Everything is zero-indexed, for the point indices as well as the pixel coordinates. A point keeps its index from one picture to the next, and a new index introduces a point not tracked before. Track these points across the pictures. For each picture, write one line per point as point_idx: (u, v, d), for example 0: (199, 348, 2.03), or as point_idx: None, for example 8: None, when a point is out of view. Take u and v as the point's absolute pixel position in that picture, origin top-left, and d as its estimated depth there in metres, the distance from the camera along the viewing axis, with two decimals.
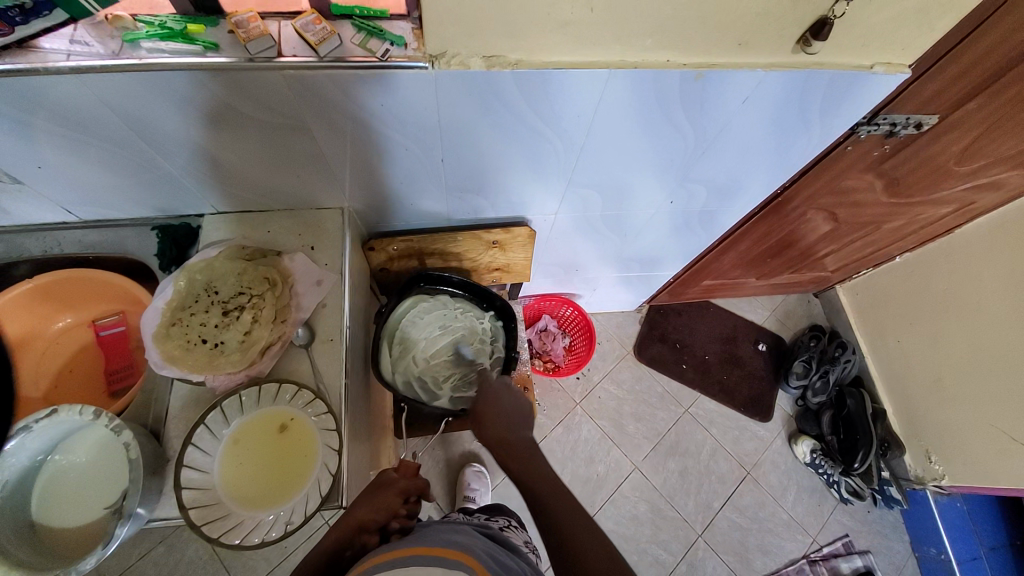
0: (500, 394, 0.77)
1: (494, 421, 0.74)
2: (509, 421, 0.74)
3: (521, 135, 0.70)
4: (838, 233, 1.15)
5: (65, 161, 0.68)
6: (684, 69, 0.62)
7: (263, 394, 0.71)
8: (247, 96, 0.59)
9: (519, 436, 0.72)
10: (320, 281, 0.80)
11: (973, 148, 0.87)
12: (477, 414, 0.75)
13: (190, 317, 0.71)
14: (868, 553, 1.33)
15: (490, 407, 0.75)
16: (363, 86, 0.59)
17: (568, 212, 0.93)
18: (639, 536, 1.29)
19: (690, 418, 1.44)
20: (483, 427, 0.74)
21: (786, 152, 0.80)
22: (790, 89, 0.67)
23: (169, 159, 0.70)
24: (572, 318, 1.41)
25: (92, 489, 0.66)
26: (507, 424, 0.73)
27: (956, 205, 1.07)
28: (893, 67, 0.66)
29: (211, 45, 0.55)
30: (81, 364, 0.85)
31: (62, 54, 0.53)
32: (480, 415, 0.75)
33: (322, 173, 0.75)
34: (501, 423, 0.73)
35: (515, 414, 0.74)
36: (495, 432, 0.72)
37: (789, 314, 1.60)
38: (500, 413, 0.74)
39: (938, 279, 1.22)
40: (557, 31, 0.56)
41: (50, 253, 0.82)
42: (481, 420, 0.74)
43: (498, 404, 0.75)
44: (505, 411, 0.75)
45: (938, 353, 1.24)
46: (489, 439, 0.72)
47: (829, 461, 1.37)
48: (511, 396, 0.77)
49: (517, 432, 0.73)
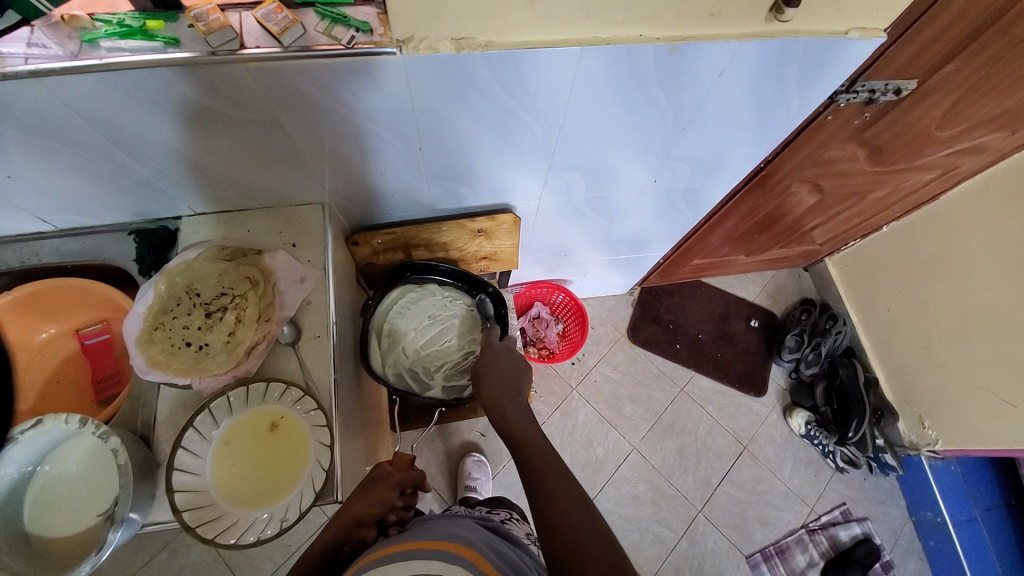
0: (500, 359, 0.81)
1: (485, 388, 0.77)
2: (507, 388, 0.76)
3: (498, 119, 0.69)
4: (824, 205, 1.15)
5: (33, 169, 0.66)
6: (658, 43, 0.61)
7: (251, 394, 0.71)
8: (214, 93, 0.58)
9: (514, 401, 0.74)
10: (304, 277, 0.79)
11: (953, 112, 0.86)
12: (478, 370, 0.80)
13: (173, 320, 0.70)
14: (867, 520, 1.36)
15: (491, 367, 0.80)
16: (333, 76, 0.57)
17: (552, 196, 0.93)
18: (641, 515, 1.30)
19: (686, 397, 1.44)
20: (481, 383, 0.78)
21: (767, 124, 0.79)
22: (766, 59, 0.66)
23: (142, 162, 0.68)
24: (564, 304, 1.41)
25: (81, 500, 0.65)
26: (505, 391, 0.76)
27: (940, 171, 1.07)
28: (869, 32, 0.65)
29: (172, 40, 0.53)
30: (68, 374, 0.85)
31: (19, 58, 0.52)
32: (480, 372, 0.80)
33: (299, 168, 0.74)
34: (501, 388, 0.76)
35: (514, 382, 0.78)
36: (492, 392, 0.76)
37: (779, 289, 1.60)
38: (500, 376, 0.78)
39: (925, 246, 1.22)
40: (525, 9, 0.55)
41: (27, 264, 0.80)
42: (484, 378, 0.78)
43: (497, 366, 0.80)
44: (504, 374, 0.79)
45: (928, 319, 1.25)
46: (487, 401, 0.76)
47: (824, 431, 1.38)
48: (510, 364, 0.81)
49: (514, 397, 0.75)
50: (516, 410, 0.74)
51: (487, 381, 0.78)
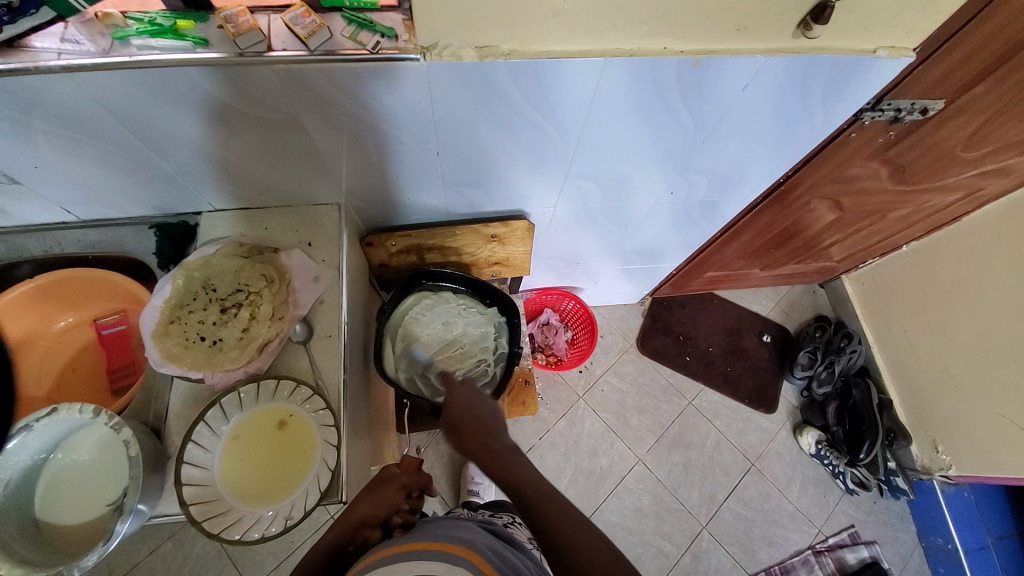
0: (471, 399, 0.75)
1: (468, 424, 0.71)
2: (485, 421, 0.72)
3: (518, 127, 0.69)
4: (844, 222, 1.13)
5: (60, 159, 0.67)
6: (682, 56, 0.60)
7: (262, 390, 0.71)
8: (240, 93, 0.58)
9: (498, 441, 0.69)
10: (318, 277, 0.79)
11: (980, 134, 0.85)
12: (452, 422, 0.72)
13: (189, 315, 0.71)
14: (875, 544, 1.33)
15: (463, 414, 0.73)
16: (356, 79, 0.58)
17: (567, 204, 0.92)
18: (644, 527, 1.29)
19: (694, 410, 1.43)
20: (459, 436, 0.71)
21: (788, 140, 0.79)
22: (792, 75, 0.65)
23: (166, 157, 0.69)
24: (574, 312, 1.41)
25: (94, 488, 0.66)
26: (482, 431, 0.70)
27: (963, 192, 1.05)
28: (897, 50, 0.64)
29: (201, 40, 0.54)
30: (83, 362, 0.86)
31: (53, 53, 0.53)
32: (454, 423, 0.72)
33: (318, 169, 0.75)
34: (477, 429, 0.70)
35: (488, 416, 0.73)
36: (473, 436, 0.69)
37: (794, 305, 1.58)
38: (476, 421, 0.71)
39: (945, 268, 1.20)
40: (550, 19, 0.55)
41: (49, 253, 0.82)
42: (458, 429, 0.72)
43: (471, 412, 0.73)
44: (476, 413, 0.73)
45: (946, 342, 1.22)
46: (468, 449, 0.69)
47: (835, 452, 1.35)
48: (485, 403, 0.75)
49: (495, 438, 0.70)
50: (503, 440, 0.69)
51: (466, 420, 0.72)
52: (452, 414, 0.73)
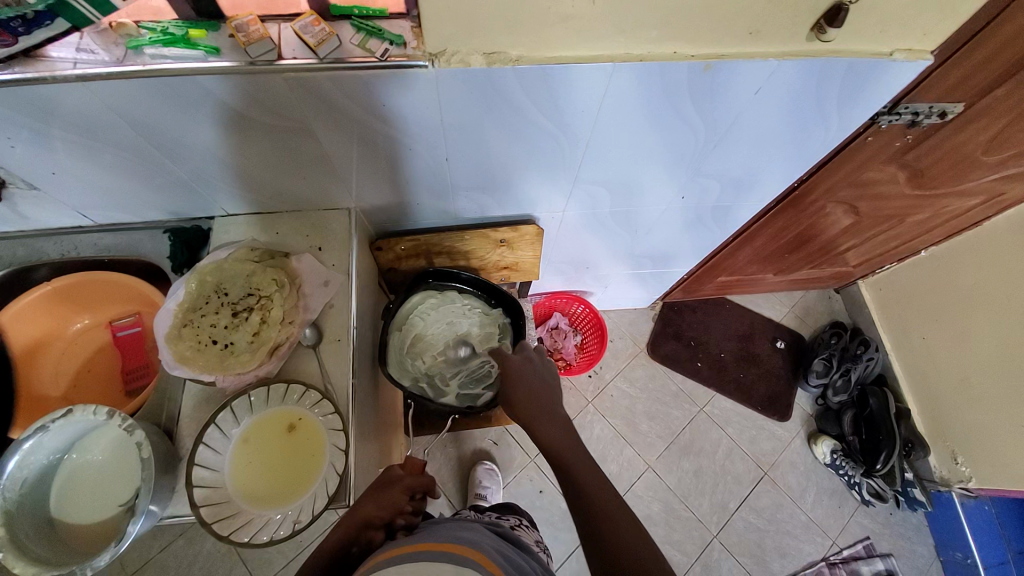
0: (525, 371, 0.77)
1: (524, 400, 0.73)
2: (537, 399, 0.73)
3: (527, 133, 0.69)
4: (860, 226, 1.11)
5: (76, 165, 0.68)
6: (692, 60, 0.60)
7: (271, 394, 0.72)
8: (253, 100, 0.59)
9: (556, 414, 0.71)
10: (327, 281, 0.80)
11: (1003, 137, 0.82)
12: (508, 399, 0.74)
13: (201, 318, 0.72)
14: (891, 557, 1.30)
15: (518, 384, 0.75)
16: (366, 87, 0.58)
17: (576, 209, 0.92)
18: (653, 535, 1.27)
19: (706, 416, 1.41)
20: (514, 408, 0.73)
21: (802, 144, 0.77)
22: (805, 80, 0.64)
23: (180, 164, 0.71)
24: (583, 316, 1.40)
25: (110, 488, 0.68)
26: (535, 404, 0.72)
27: (984, 197, 1.02)
28: (915, 53, 0.63)
29: (212, 49, 0.55)
30: (98, 363, 0.88)
31: (69, 62, 0.54)
32: (512, 398, 0.74)
33: (330, 174, 0.76)
34: (535, 404, 0.72)
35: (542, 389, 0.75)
36: (528, 412, 0.71)
37: (808, 311, 1.56)
38: (530, 391, 0.74)
39: (965, 274, 1.18)
40: (559, 25, 0.54)
41: (67, 256, 0.84)
42: (512, 400, 0.73)
43: (526, 385, 0.75)
44: (532, 386, 0.74)
45: (966, 350, 1.19)
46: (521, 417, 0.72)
47: (851, 462, 1.34)
48: (538, 372, 0.77)
49: (552, 410, 0.72)
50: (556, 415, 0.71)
51: (518, 400, 0.73)
52: (510, 388, 0.75)
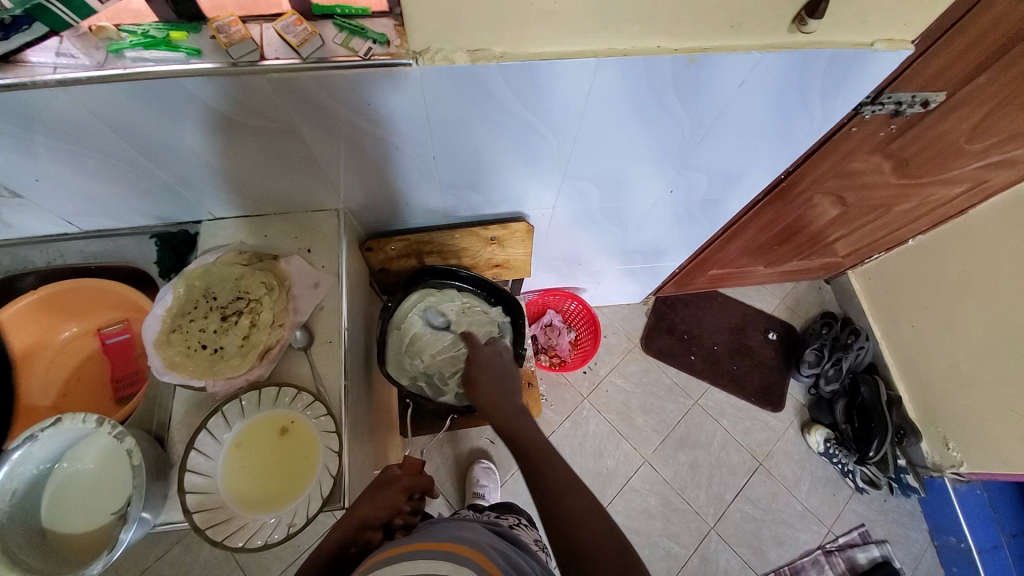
0: (492, 361, 0.84)
1: (486, 385, 0.79)
2: (498, 383, 0.80)
3: (514, 129, 0.69)
4: (847, 217, 1.12)
5: (59, 171, 0.68)
6: (676, 54, 0.60)
7: (263, 398, 0.71)
8: (237, 103, 0.59)
9: (513, 403, 0.77)
10: (317, 283, 0.80)
11: (985, 124, 0.83)
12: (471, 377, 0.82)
13: (190, 324, 0.72)
14: (886, 543, 1.31)
15: (483, 371, 0.82)
16: (350, 86, 0.58)
17: (566, 205, 0.92)
18: (651, 529, 1.28)
19: (701, 409, 1.42)
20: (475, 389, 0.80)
21: (788, 136, 0.78)
22: (789, 71, 0.65)
23: (165, 168, 0.70)
24: (576, 312, 1.40)
25: (101, 496, 0.68)
26: (497, 388, 0.79)
27: (969, 184, 1.03)
28: (896, 43, 0.64)
29: (194, 51, 0.54)
30: (88, 372, 0.87)
31: (48, 67, 0.53)
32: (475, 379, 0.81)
33: (317, 175, 0.75)
34: (496, 389, 0.79)
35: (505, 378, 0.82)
36: (489, 397, 0.78)
37: (799, 302, 1.57)
38: (492, 380, 0.80)
39: (952, 262, 1.19)
40: (542, 20, 0.54)
41: (53, 264, 0.83)
42: (474, 380, 0.81)
43: (490, 373, 0.82)
44: (497, 374, 0.82)
45: (955, 337, 1.21)
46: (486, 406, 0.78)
47: (843, 450, 1.35)
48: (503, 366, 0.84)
49: (510, 399, 0.77)
50: (514, 402, 0.77)
51: (480, 382, 0.80)
52: (474, 370, 0.83)
